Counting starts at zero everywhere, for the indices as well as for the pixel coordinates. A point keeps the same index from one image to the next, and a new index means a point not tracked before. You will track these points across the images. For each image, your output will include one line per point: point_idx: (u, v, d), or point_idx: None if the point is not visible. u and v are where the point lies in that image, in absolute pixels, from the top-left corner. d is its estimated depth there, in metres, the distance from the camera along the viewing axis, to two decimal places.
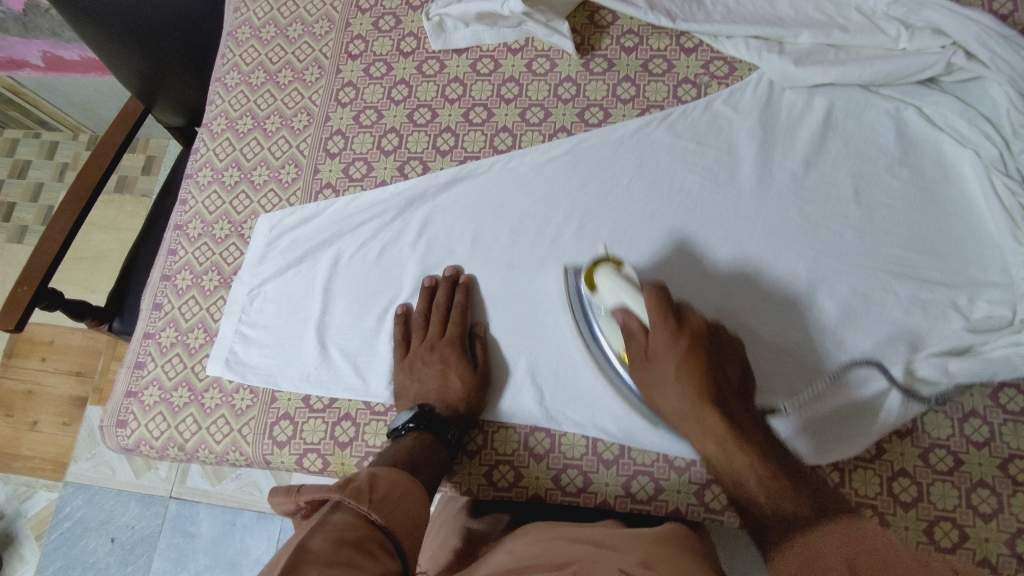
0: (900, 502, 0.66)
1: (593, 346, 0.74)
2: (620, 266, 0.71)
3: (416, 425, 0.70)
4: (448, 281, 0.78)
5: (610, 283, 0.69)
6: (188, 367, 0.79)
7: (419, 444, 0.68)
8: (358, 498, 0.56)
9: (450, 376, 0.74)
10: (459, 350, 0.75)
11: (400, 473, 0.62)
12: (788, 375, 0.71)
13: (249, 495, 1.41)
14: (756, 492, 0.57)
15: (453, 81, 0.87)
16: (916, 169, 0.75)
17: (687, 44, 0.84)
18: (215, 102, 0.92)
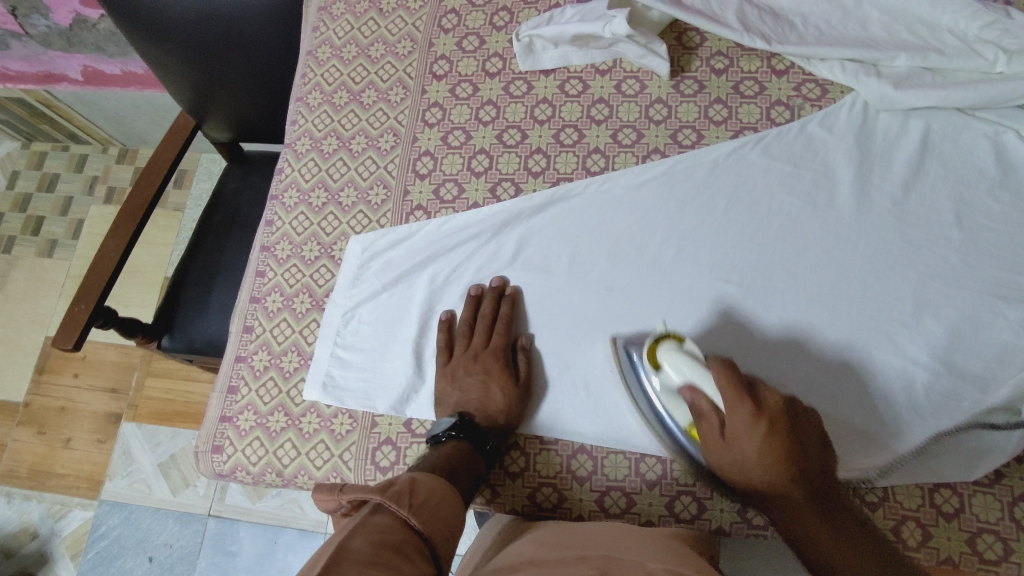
0: (1022, 527, 0.66)
1: (656, 427, 0.70)
2: (683, 342, 0.67)
3: (457, 434, 0.69)
4: (494, 292, 0.78)
5: (670, 359, 0.65)
6: (283, 391, 0.78)
7: (461, 451, 0.68)
8: (398, 502, 0.53)
9: (492, 388, 0.73)
10: (501, 361, 0.74)
11: (439, 479, 0.59)
12: (845, 419, 0.71)
13: (292, 512, 1.38)
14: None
15: (542, 102, 0.87)
16: (1017, 192, 0.76)
17: (778, 65, 0.84)
18: (297, 122, 0.92)
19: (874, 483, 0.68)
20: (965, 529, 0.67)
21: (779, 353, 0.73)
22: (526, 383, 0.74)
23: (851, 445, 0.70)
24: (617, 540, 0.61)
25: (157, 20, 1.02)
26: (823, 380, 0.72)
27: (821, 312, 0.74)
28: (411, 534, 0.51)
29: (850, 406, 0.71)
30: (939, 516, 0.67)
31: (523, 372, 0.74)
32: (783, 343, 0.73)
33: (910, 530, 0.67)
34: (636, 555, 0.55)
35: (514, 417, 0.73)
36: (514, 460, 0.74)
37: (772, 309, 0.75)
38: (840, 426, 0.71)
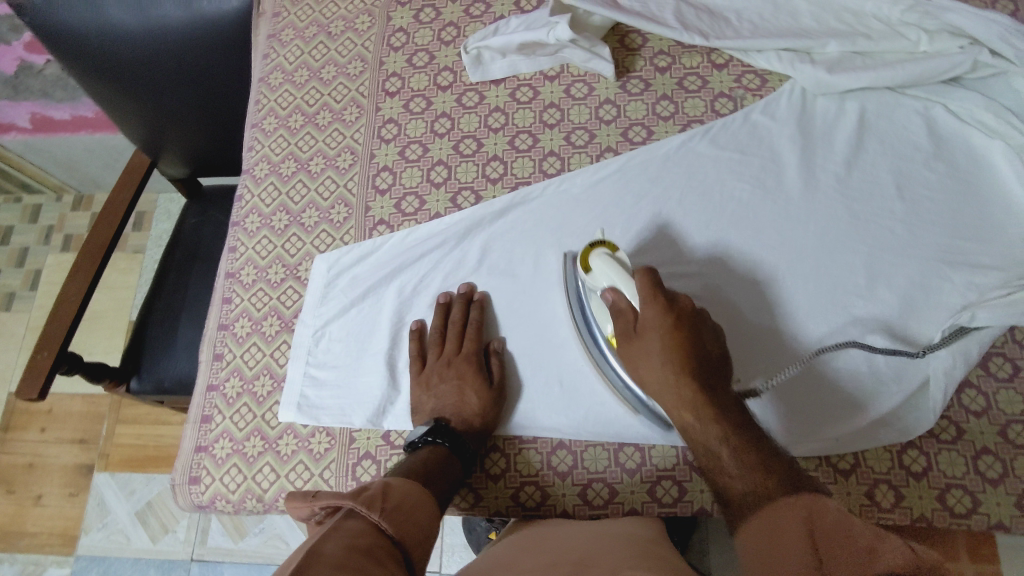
0: (988, 480, 0.68)
1: (596, 357, 0.74)
2: (615, 250, 0.72)
3: (438, 441, 0.69)
4: (462, 298, 0.79)
5: (602, 263, 0.70)
6: (258, 416, 0.78)
7: (441, 458, 0.68)
8: (370, 506, 0.53)
9: (467, 394, 0.73)
10: (474, 365, 0.75)
11: (413, 485, 0.59)
12: (808, 395, 0.72)
13: (276, 548, 1.35)
14: (727, 458, 0.58)
15: (495, 111, 0.89)
16: (950, 162, 0.80)
17: (718, 60, 0.88)
18: (254, 148, 0.92)
19: (845, 450, 0.70)
20: (934, 486, 0.68)
21: (724, 310, 0.77)
22: (500, 385, 0.75)
23: (820, 418, 0.72)
24: (589, 540, 0.61)
25: (106, 60, 1.01)
26: (783, 363, 0.74)
27: (779, 290, 0.76)
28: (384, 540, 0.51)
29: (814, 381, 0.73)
30: (910, 476, 0.69)
31: (496, 375, 0.75)
32: (749, 335, 0.75)
33: (883, 492, 0.69)
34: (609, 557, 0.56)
35: (490, 421, 0.73)
36: (495, 463, 0.75)
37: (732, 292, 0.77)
38: (808, 401, 0.72)
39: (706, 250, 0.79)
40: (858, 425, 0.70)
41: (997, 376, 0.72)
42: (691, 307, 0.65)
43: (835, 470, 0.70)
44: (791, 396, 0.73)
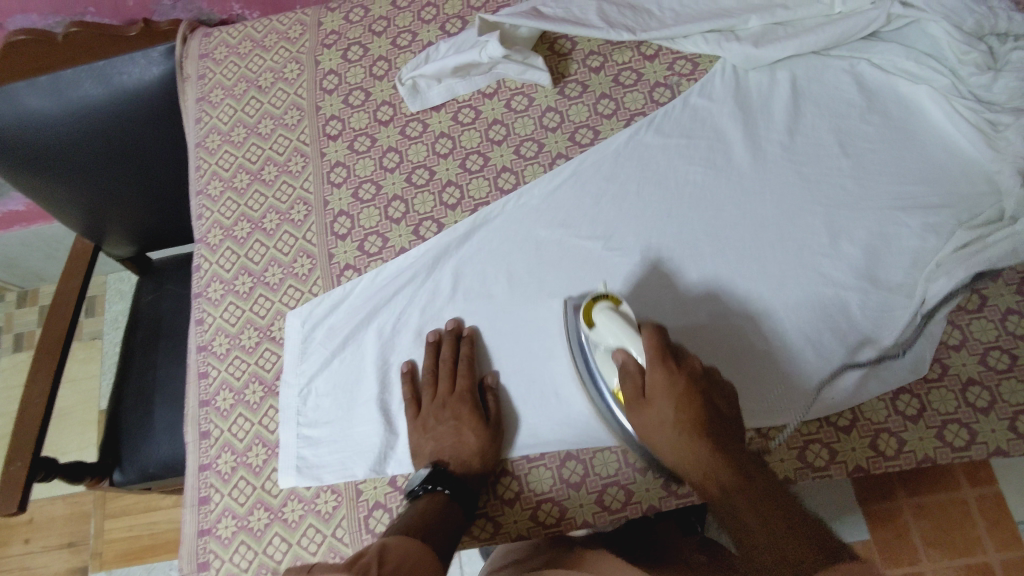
0: (978, 409, 0.70)
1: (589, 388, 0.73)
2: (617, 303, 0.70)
3: (440, 489, 0.69)
4: (451, 336, 0.78)
5: (608, 320, 0.68)
6: (258, 487, 0.75)
7: (443, 507, 0.67)
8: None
9: (464, 431, 0.72)
10: (468, 398, 0.74)
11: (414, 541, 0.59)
12: (788, 374, 0.73)
13: None
14: (750, 523, 0.60)
15: (440, 137, 0.88)
16: (883, 113, 0.83)
17: (648, 51, 0.89)
18: (203, 216, 0.89)
19: (842, 407, 0.72)
20: (932, 425, 0.70)
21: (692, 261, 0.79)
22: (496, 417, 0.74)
23: (812, 392, 0.72)
24: None
25: (32, 150, 0.98)
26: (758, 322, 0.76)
27: (750, 263, 0.78)
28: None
29: (789, 369, 0.73)
30: (906, 420, 0.71)
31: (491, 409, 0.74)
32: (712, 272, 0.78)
33: (885, 440, 0.70)
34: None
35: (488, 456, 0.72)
36: (508, 487, 0.74)
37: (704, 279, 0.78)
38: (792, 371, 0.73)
39: (699, 285, 0.78)
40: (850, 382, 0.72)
41: (966, 308, 0.74)
42: (699, 372, 0.66)
43: (836, 428, 0.71)
44: (774, 388, 0.73)
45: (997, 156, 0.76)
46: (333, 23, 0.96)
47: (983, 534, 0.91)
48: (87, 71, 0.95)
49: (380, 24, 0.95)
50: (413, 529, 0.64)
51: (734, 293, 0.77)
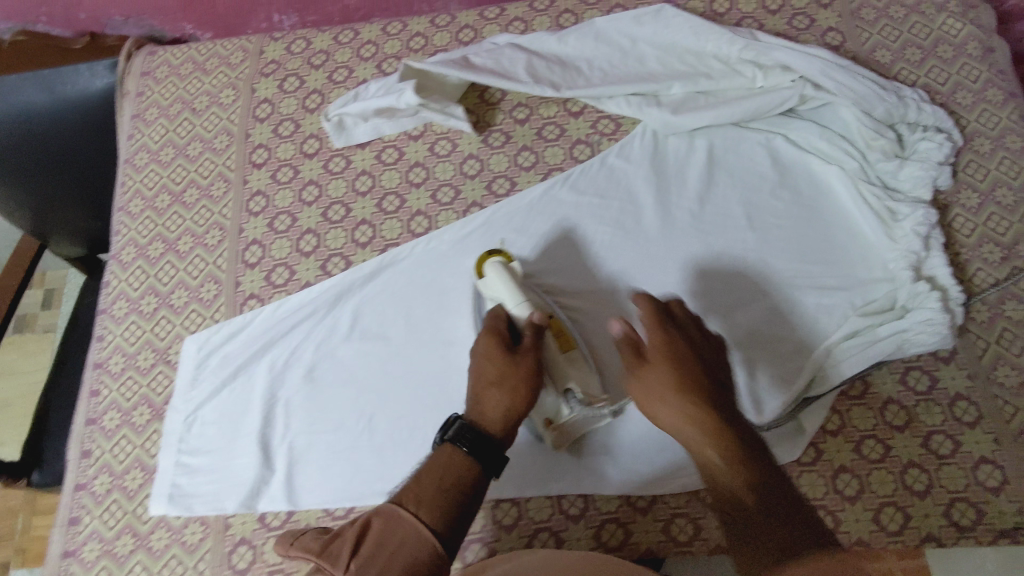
0: (845, 496, 0.72)
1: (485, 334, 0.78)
2: (511, 261, 0.76)
3: (458, 446, 0.62)
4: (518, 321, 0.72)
5: (495, 274, 0.74)
6: (129, 512, 0.75)
7: (454, 468, 0.61)
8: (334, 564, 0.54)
9: (494, 371, 0.67)
10: (498, 335, 0.69)
11: (399, 526, 0.57)
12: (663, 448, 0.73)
13: None
14: (746, 498, 0.53)
15: (362, 174, 0.89)
16: (794, 190, 0.84)
17: (574, 108, 0.90)
18: (120, 232, 0.90)
19: None
20: None
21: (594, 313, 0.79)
22: (531, 355, 0.68)
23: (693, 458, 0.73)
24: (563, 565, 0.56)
25: None
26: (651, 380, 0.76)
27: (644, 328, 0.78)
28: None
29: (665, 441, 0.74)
30: None
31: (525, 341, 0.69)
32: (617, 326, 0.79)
33: None
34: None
35: (521, 399, 0.66)
36: None
37: (592, 329, 0.79)
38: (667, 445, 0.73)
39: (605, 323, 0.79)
40: None
41: (848, 394, 0.76)
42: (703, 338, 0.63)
43: (703, 504, 0.71)
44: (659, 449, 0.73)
45: (894, 246, 0.78)
46: (274, 53, 0.97)
47: None
48: (33, 77, 0.99)
49: (318, 58, 0.96)
50: (425, 483, 0.60)
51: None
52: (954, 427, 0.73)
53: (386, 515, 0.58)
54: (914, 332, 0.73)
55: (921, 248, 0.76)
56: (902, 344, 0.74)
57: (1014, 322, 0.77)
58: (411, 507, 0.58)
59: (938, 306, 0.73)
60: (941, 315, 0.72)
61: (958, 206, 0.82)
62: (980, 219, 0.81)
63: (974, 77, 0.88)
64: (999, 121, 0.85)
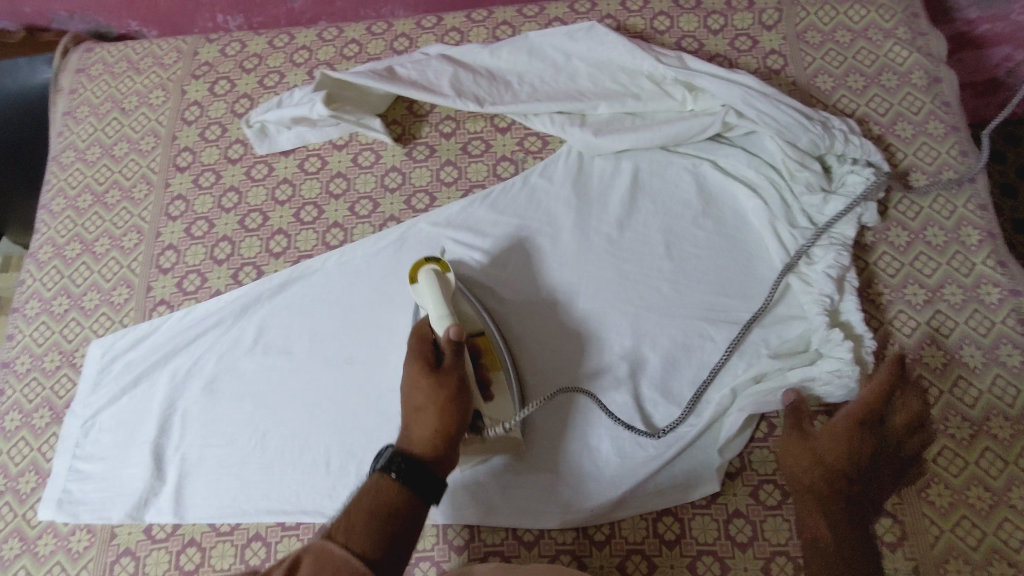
0: (737, 543, 0.68)
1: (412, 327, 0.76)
2: (445, 270, 0.72)
3: (387, 473, 0.57)
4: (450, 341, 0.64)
5: (423, 284, 0.69)
6: (19, 514, 0.76)
7: (386, 495, 0.56)
8: None
9: (417, 395, 0.62)
10: (417, 350, 0.64)
11: (331, 560, 0.51)
12: (566, 474, 0.72)
13: None
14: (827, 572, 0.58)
15: (283, 182, 0.88)
16: (717, 219, 0.81)
17: (501, 123, 0.89)
18: (41, 231, 0.90)
19: (602, 520, 0.70)
20: (686, 553, 0.68)
21: (519, 298, 0.80)
22: (455, 371, 0.63)
23: (591, 479, 0.72)
24: None
25: None
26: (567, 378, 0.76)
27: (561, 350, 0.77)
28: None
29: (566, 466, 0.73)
30: (662, 544, 0.69)
31: (445, 360, 0.64)
32: (538, 316, 0.79)
33: (635, 563, 0.69)
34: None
35: (450, 419, 0.61)
36: (255, 552, 0.71)
37: (516, 316, 0.79)
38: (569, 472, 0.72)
39: (530, 305, 0.79)
40: (614, 495, 0.70)
41: (752, 437, 0.72)
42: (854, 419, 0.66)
43: (590, 542, 0.70)
44: (558, 471, 0.73)
45: (810, 291, 0.74)
46: (208, 55, 0.96)
47: None
48: None
49: (251, 62, 0.95)
50: (356, 513, 0.55)
51: (548, 348, 0.77)
52: None
53: (316, 549, 0.53)
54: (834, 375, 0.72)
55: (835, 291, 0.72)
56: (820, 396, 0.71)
57: (934, 369, 0.73)
58: (341, 538, 0.53)
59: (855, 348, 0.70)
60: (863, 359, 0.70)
61: (886, 244, 0.79)
62: (908, 258, 0.78)
63: (916, 108, 0.84)
64: (938, 156, 0.82)
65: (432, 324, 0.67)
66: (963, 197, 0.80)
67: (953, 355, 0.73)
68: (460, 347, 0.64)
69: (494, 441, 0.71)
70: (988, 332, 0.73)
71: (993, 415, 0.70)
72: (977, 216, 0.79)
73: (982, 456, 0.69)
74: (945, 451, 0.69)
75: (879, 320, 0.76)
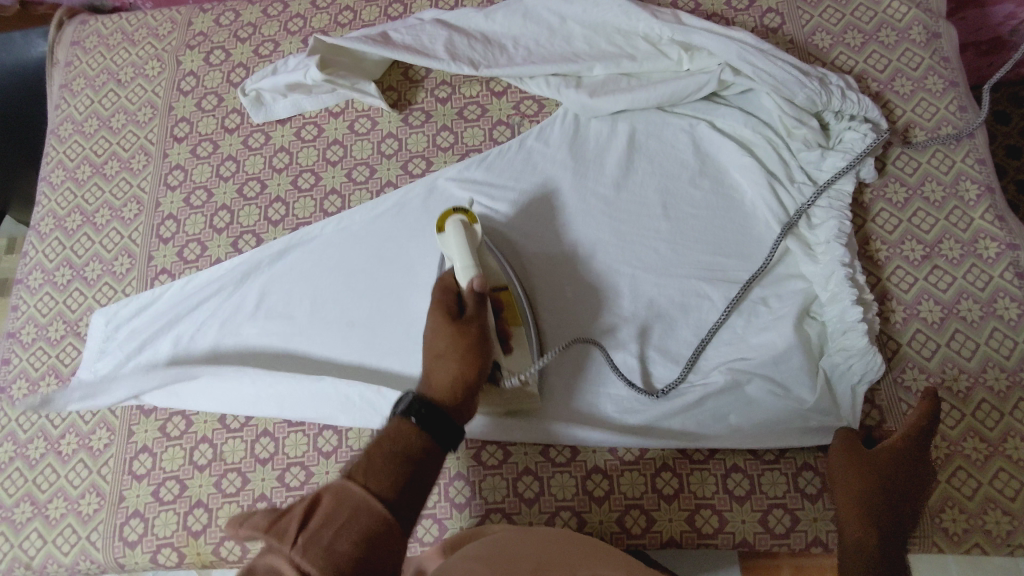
0: (735, 497, 0.69)
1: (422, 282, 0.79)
2: (473, 223, 0.71)
3: (407, 417, 0.55)
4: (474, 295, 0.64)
5: (449, 233, 0.69)
6: (29, 480, 0.77)
7: (405, 439, 0.54)
8: (283, 540, 0.45)
9: (438, 342, 0.62)
10: (441, 299, 0.64)
11: (352, 501, 0.48)
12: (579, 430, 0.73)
13: None
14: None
15: (280, 151, 0.88)
16: (715, 179, 0.81)
17: (496, 88, 0.88)
18: (42, 203, 0.91)
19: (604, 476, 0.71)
20: (684, 508, 0.70)
21: (518, 259, 0.80)
22: (476, 322, 0.63)
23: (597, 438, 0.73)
24: (541, 545, 0.58)
25: None
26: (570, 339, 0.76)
27: (569, 318, 0.77)
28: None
29: (572, 420, 0.73)
30: (661, 500, 0.70)
31: (467, 309, 0.64)
32: (538, 278, 0.79)
33: (633, 518, 0.70)
34: (564, 556, 0.55)
35: (469, 365, 0.60)
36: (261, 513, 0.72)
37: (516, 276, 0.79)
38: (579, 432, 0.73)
39: (532, 266, 0.79)
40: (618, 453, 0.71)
41: None
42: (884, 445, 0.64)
43: (590, 498, 0.71)
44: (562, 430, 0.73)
45: (815, 261, 0.73)
46: (202, 25, 0.96)
47: None
48: None
49: (246, 31, 0.95)
50: (376, 456, 0.52)
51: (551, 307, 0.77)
52: None
53: (332, 489, 0.49)
54: (841, 366, 0.69)
55: (847, 258, 0.72)
56: (826, 378, 0.70)
57: (931, 324, 0.73)
58: (359, 478, 0.50)
59: (861, 343, 0.68)
60: (868, 351, 0.67)
61: (883, 201, 0.79)
62: (905, 215, 0.78)
63: (914, 64, 0.83)
64: (937, 112, 0.81)
65: (455, 274, 0.67)
66: (961, 152, 0.79)
67: (950, 309, 0.73)
68: (482, 298, 0.65)
69: (512, 393, 0.70)
70: (985, 286, 0.73)
71: (990, 367, 0.70)
72: (975, 170, 0.78)
73: (978, 407, 0.69)
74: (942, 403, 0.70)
75: (876, 276, 0.76)
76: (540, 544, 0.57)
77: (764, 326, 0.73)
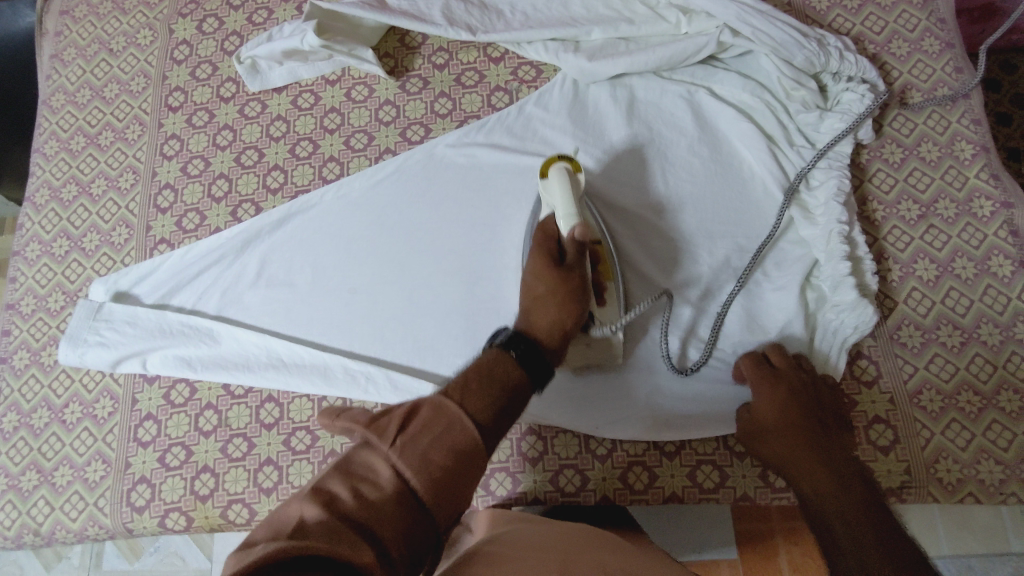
0: (735, 453, 0.71)
1: (424, 248, 0.79)
2: (576, 171, 0.71)
3: (507, 351, 0.55)
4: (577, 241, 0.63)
5: (555, 179, 0.69)
6: (35, 449, 0.77)
7: (504, 368, 0.53)
8: (382, 435, 0.45)
9: (538, 285, 0.62)
10: (542, 243, 0.64)
11: (446, 417, 0.47)
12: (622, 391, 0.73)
13: (173, 569, 1.05)
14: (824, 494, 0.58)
15: (276, 119, 0.88)
16: (714, 141, 0.81)
17: (494, 53, 0.88)
18: (36, 174, 0.90)
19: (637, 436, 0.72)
20: (686, 464, 0.71)
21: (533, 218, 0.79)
22: (578, 271, 0.62)
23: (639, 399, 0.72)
24: (569, 536, 0.59)
25: None
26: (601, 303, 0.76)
27: None
28: (408, 508, 0.43)
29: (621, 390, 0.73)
30: (663, 457, 0.72)
31: (569, 255, 0.63)
32: None
33: (636, 474, 0.71)
34: (591, 556, 0.54)
35: (568, 313, 0.61)
36: (267, 476, 0.73)
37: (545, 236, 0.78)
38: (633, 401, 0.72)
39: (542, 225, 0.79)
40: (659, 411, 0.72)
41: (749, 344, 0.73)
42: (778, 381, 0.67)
43: (593, 457, 0.72)
44: (605, 397, 0.73)
45: (813, 226, 0.74)
46: None
47: (778, 546, 0.94)
48: None
49: None
50: (473, 379, 0.51)
51: None
52: (853, 386, 0.72)
53: (431, 401, 0.48)
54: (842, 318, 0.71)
55: (844, 219, 0.73)
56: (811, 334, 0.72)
57: (927, 282, 0.74)
58: (457, 396, 0.49)
59: (849, 296, 0.70)
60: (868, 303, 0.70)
61: (880, 161, 0.79)
62: (902, 174, 0.78)
63: (911, 26, 0.84)
64: (933, 73, 0.82)
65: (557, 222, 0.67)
66: (956, 113, 0.80)
67: (945, 267, 0.74)
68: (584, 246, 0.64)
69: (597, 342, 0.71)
70: (980, 244, 0.74)
71: (984, 323, 0.71)
72: (970, 131, 0.79)
73: (972, 361, 0.70)
74: (936, 357, 0.71)
75: (873, 236, 0.77)
76: (568, 537, 0.58)
77: (764, 290, 0.74)
